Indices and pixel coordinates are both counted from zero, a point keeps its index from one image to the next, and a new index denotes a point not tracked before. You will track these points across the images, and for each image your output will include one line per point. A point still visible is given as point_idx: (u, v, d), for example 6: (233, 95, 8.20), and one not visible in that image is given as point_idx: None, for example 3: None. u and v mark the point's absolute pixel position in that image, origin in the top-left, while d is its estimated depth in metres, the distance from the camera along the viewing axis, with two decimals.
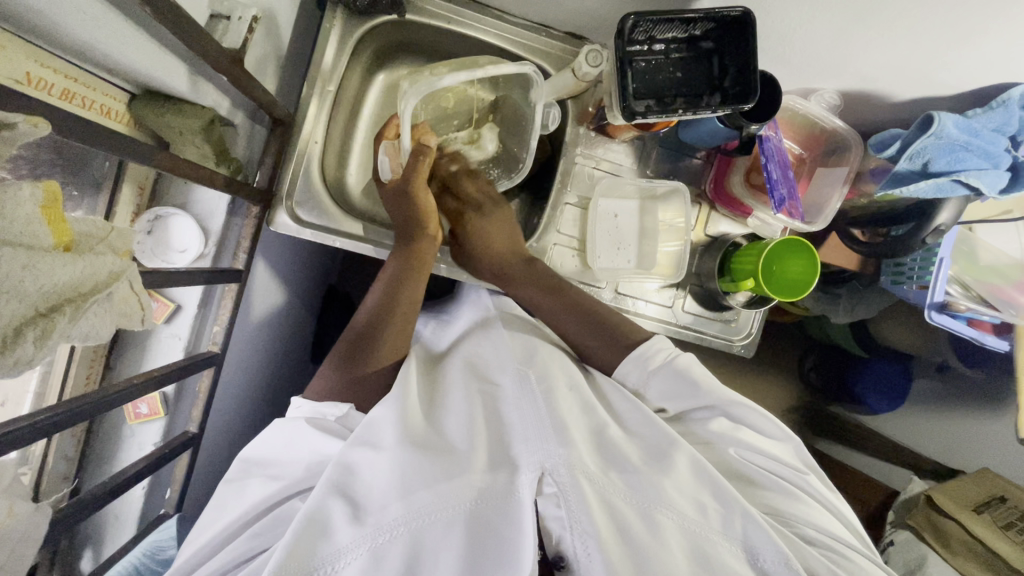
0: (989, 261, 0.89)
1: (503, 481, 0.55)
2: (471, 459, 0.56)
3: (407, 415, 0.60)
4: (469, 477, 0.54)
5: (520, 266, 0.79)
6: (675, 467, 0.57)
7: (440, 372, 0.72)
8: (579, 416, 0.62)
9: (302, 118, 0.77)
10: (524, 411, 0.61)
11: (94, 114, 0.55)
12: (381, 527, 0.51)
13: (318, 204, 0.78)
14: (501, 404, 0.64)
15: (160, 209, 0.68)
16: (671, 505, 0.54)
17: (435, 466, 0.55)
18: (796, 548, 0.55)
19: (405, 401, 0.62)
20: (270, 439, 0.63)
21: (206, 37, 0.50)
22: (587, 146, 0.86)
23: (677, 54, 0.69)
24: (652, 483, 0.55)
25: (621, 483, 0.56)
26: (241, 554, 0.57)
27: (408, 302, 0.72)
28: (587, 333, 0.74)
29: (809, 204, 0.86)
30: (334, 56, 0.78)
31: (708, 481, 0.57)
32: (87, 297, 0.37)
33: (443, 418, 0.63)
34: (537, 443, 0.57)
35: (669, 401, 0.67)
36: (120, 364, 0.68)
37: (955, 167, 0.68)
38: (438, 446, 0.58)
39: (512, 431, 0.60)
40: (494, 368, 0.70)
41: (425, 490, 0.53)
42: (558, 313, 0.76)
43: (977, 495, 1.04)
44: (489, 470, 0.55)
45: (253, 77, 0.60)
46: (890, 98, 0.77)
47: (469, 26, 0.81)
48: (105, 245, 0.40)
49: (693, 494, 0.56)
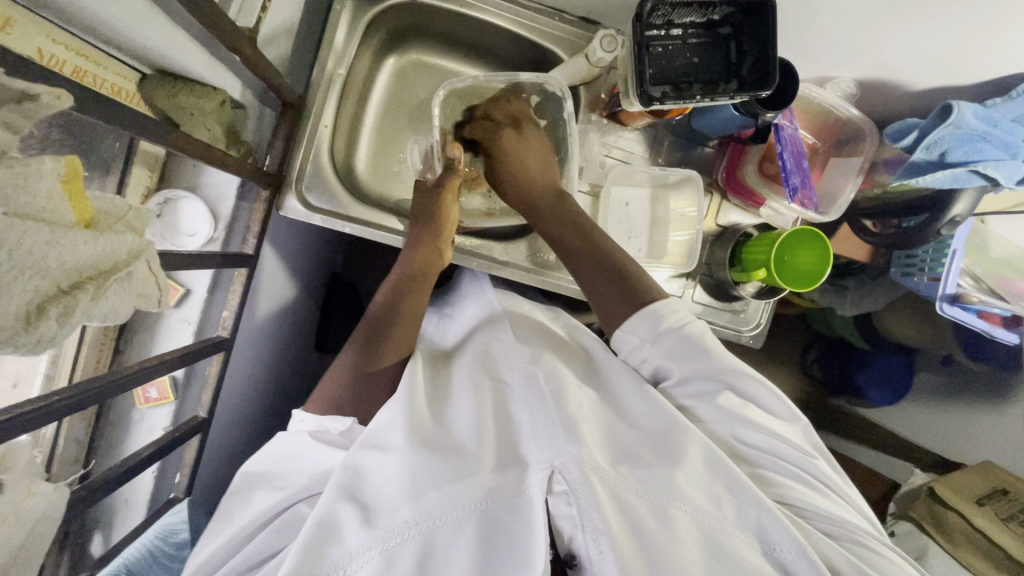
0: (1000, 253, 0.88)
1: (511, 480, 0.55)
2: (479, 458, 0.56)
3: (414, 414, 0.60)
4: (480, 478, 0.54)
5: (552, 199, 0.77)
6: (688, 461, 0.57)
7: (450, 369, 0.72)
8: (590, 416, 0.62)
9: (312, 101, 0.76)
10: (531, 407, 0.60)
11: (104, 93, 0.54)
12: (393, 530, 0.51)
13: (328, 189, 0.78)
14: (508, 403, 0.64)
15: (169, 191, 0.67)
16: (685, 501, 0.54)
17: (444, 466, 0.55)
18: (812, 540, 0.56)
19: (412, 400, 0.62)
20: (275, 448, 0.63)
21: (219, 14, 0.49)
22: (599, 133, 0.85)
23: (694, 40, 0.68)
24: (664, 481, 0.55)
25: (632, 480, 0.56)
26: (252, 556, 0.57)
27: (413, 303, 0.72)
28: (602, 278, 0.69)
29: (823, 193, 0.85)
30: (346, 37, 0.77)
31: (720, 474, 0.56)
32: (107, 275, 0.36)
33: (450, 415, 0.63)
34: (546, 440, 0.56)
35: (675, 363, 0.64)
36: (128, 347, 0.68)
37: (972, 158, 0.68)
38: (446, 445, 0.57)
39: (521, 430, 0.59)
40: (500, 363, 0.69)
41: (435, 491, 0.53)
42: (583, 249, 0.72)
43: (982, 486, 1.05)
44: (498, 469, 0.55)
45: (266, 60, 0.59)
46: (906, 87, 0.76)
47: (484, 12, 0.80)
48: (124, 223, 0.40)
49: (707, 490, 0.56)
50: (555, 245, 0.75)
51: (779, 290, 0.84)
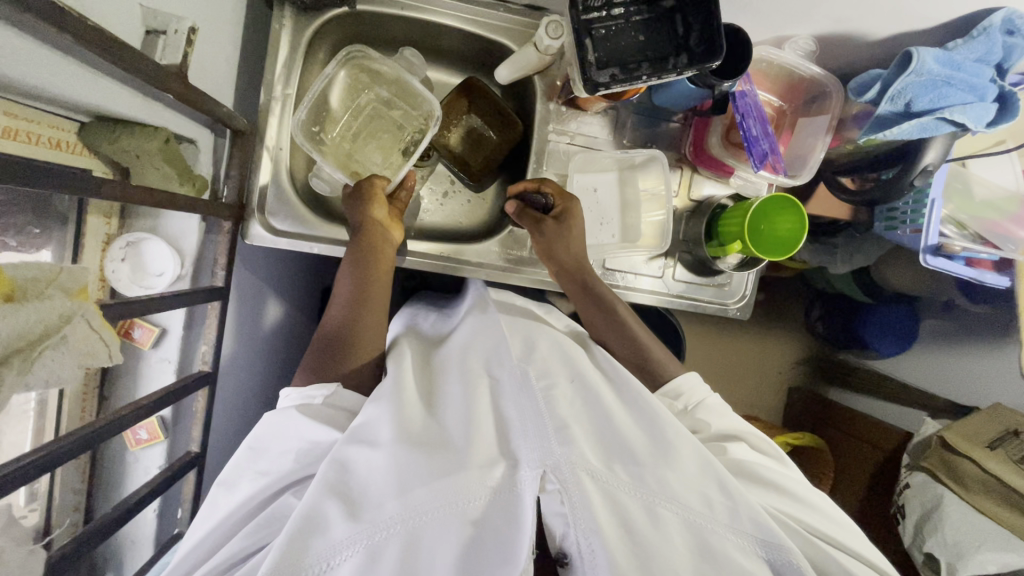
0: (983, 196, 0.85)
1: (498, 476, 0.54)
2: (468, 453, 0.55)
3: (404, 414, 0.59)
4: (469, 474, 0.53)
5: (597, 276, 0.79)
6: (679, 460, 0.56)
7: (438, 364, 0.71)
8: (582, 411, 0.60)
9: (264, 126, 0.75)
10: (521, 403, 0.59)
11: (43, 148, 0.53)
12: (377, 525, 0.51)
13: (292, 212, 0.77)
14: (500, 397, 0.62)
15: (131, 234, 0.67)
16: (676, 500, 0.54)
17: (432, 462, 0.54)
18: (807, 547, 0.56)
19: (401, 398, 0.61)
20: (266, 421, 0.62)
21: (139, 56, 0.48)
22: (559, 122, 0.84)
23: (637, 16, 0.65)
24: (657, 479, 0.55)
25: (625, 478, 0.55)
26: (238, 552, 0.56)
27: (381, 286, 0.73)
28: (619, 342, 0.77)
29: (792, 156, 0.83)
30: (289, 56, 0.75)
31: (710, 473, 0.56)
32: (37, 345, 0.38)
33: (442, 413, 0.62)
34: (536, 440, 0.55)
35: (712, 417, 0.68)
36: (112, 394, 0.69)
37: (939, 104, 0.66)
38: (433, 441, 0.57)
39: (512, 427, 0.58)
40: (492, 356, 0.67)
41: (422, 487, 0.52)
42: (612, 333, 0.77)
43: (992, 430, 1.04)
44: (485, 465, 0.54)
45: (203, 95, 0.59)
46: (867, 37, 0.73)
47: (428, 11, 0.79)
48: (55, 286, 0.40)
49: (698, 489, 0.55)
50: (586, 312, 0.79)
51: (759, 259, 0.83)
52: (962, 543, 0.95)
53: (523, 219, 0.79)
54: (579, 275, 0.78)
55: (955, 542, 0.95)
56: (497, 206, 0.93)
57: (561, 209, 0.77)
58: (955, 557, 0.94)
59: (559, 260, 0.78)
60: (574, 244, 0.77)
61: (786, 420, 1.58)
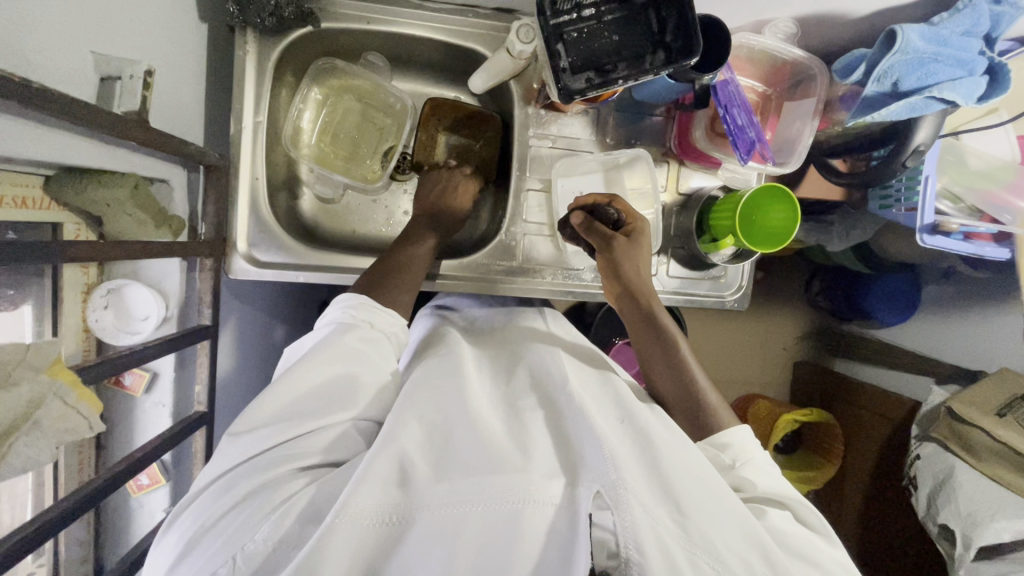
0: (979, 166, 0.83)
1: (558, 491, 0.47)
2: (529, 462, 0.49)
3: (469, 419, 0.54)
4: (531, 480, 0.47)
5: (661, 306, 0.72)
6: (723, 516, 0.48)
7: (495, 378, 0.67)
8: (632, 442, 0.53)
9: (236, 157, 0.73)
10: (583, 425, 0.53)
11: (7, 208, 0.50)
12: (439, 504, 0.45)
13: (275, 242, 0.76)
14: (560, 416, 0.57)
15: (112, 282, 0.65)
16: (717, 559, 0.46)
17: (494, 459, 0.48)
18: None
19: (469, 401, 0.57)
20: (323, 354, 0.56)
21: (93, 110, 0.46)
22: (539, 126, 0.82)
23: (610, 16, 0.63)
24: (702, 533, 0.47)
25: (673, 524, 0.47)
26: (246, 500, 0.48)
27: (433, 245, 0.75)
28: (669, 382, 0.67)
29: (780, 142, 0.80)
30: (256, 83, 0.73)
31: (757, 543, 0.48)
32: (11, 432, 0.39)
33: (503, 420, 0.57)
34: (598, 457, 0.49)
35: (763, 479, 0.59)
36: (110, 442, 0.66)
37: (927, 82, 0.63)
38: (500, 440, 0.52)
39: (574, 443, 0.52)
40: (553, 378, 0.63)
41: (488, 477, 0.46)
42: (664, 372, 0.67)
43: (998, 397, 1.03)
44: (546, 476, 0.48)
45: (167, 136, 0.57)
46: (849, 16, 0.71)
47: (394, 23, 0.76)
48: (25, 365, 0.42)
49: (741, 553, 0.47)
50: (641, 347, 0.70)
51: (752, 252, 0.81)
52: (976, 512, 0.94)
53: (593, 233, 0.73)
54: (647, 303, 0.70)
55: (969, 513, 0.94)
56: (484, 215, 0.92)
57: (631, 227, 0.73)
58: (969, 528, 0.94)
59: (627, 281, 0.71)
60: (644, 271, 0.72)
61: (794, 396, 1.58)
